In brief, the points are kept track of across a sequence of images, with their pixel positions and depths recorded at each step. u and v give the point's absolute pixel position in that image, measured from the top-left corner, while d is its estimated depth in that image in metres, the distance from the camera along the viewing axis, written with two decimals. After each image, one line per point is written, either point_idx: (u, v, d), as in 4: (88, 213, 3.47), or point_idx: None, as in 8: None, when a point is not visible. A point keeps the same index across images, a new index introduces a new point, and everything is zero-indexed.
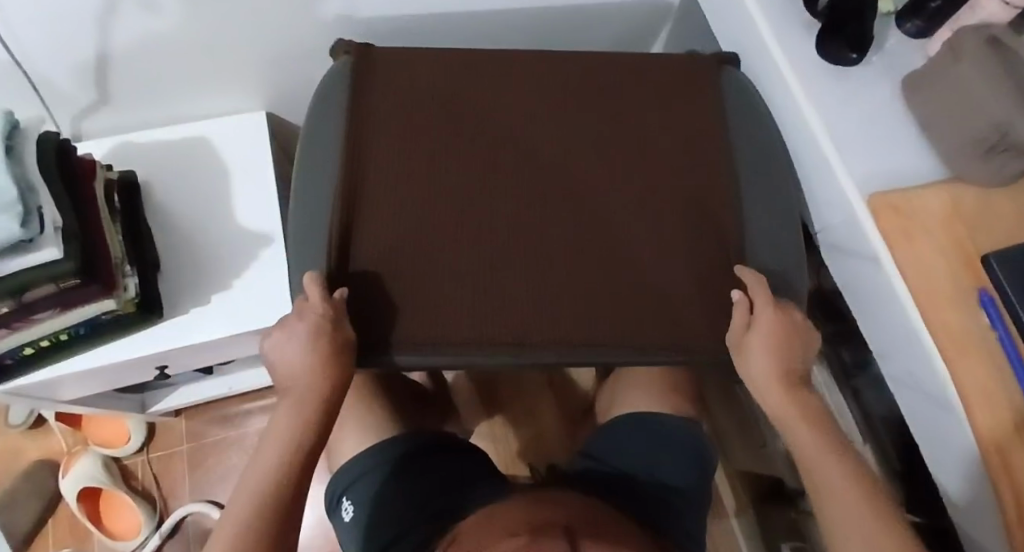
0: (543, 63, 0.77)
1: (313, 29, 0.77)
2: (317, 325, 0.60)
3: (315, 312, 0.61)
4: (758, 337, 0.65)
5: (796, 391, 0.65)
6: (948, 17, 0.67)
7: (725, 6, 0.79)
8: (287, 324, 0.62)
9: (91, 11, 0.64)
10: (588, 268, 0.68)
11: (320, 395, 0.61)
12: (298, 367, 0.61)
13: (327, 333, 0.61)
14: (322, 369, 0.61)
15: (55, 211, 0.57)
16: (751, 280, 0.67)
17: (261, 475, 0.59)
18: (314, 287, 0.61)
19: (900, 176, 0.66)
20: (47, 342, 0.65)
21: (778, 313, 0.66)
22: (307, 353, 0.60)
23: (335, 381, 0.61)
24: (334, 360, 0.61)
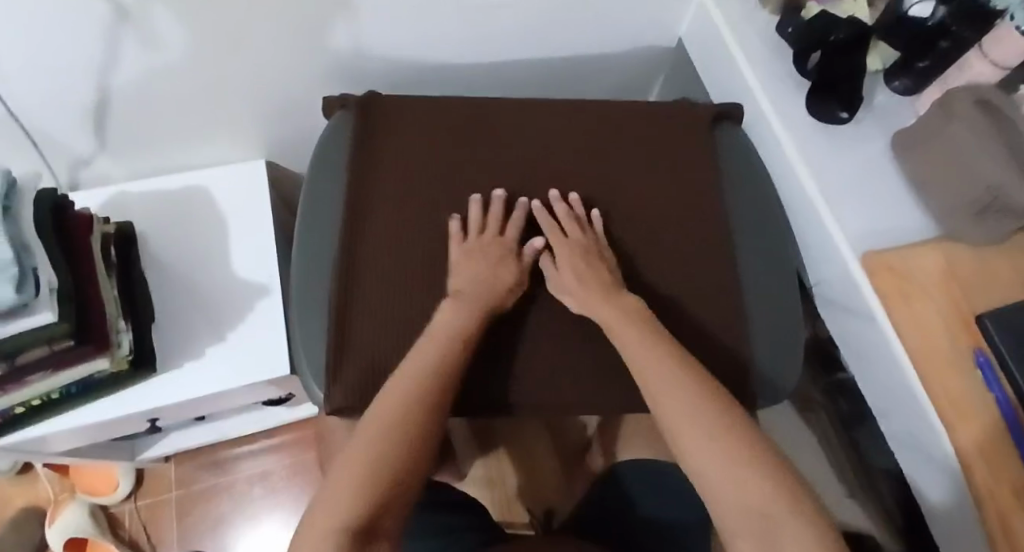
0: (543, 111, 0.77)
1: (313, 78, 0.78)
2: (504, 256, 0.66)
3: (490, 242, 0.67)
4: (566, 252, 0.66)
5: (623, 297, 0.63)
6: (938, 74, 0.69)
7: (719, 60, 0.81)
8: (477, 241, 0.67)
9: (90, 64, 0.64)
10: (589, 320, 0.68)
11: (476, 314, 0.62)
12: (471, 275, 0.64)
13: (504, 268, 0.66)
14: (502, 274, 0.65)
15: (50, 272, 0.57)
16: (544, 218, 0.69)
17: (400, 397, 0.55)
18: (495, 208, 0.69)
19: (893, 235, 0.67)
20: (38, 401, 0.64)
21: (573, 237, 0.67)
22: (483, 266, 0.65)
23: (506, 292, 0.65)
24: (499, 293, 0.64)
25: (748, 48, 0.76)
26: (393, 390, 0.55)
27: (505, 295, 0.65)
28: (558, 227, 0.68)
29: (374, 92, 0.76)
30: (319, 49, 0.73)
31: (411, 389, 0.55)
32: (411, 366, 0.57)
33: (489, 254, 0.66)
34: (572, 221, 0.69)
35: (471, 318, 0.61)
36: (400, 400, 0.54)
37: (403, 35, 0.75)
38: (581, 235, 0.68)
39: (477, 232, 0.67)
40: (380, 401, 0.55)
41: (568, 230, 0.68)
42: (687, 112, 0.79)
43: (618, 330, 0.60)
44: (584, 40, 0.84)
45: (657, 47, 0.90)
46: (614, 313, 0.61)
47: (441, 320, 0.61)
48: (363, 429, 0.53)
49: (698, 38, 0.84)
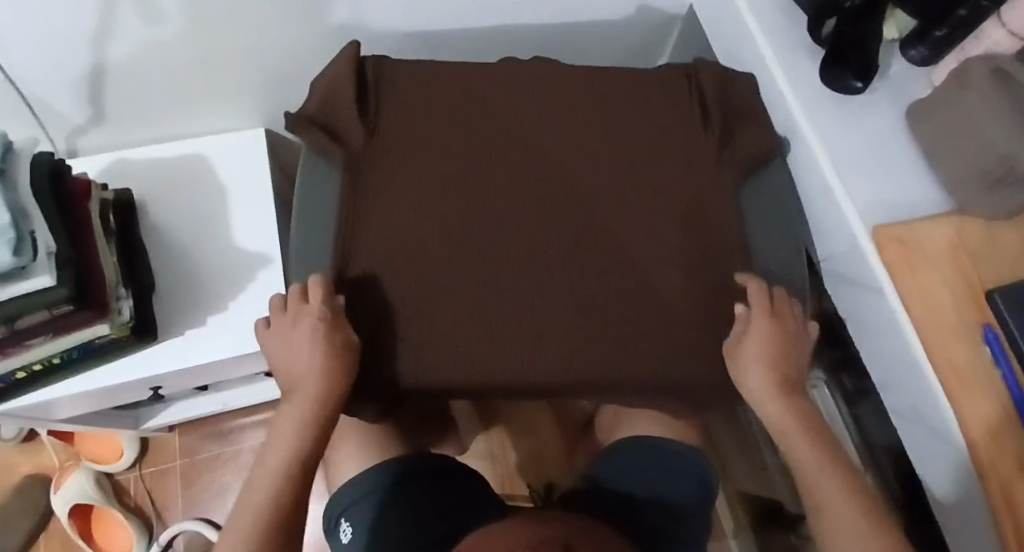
0: (553, 71, 0.74)
1: (315, 44, 0.77)
2: (308, 336, 0.61)
3: (306, 321, 0.61)
4: (757, 341, 0.64)
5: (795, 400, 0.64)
6: (953, 44, 0.67)
7: (730, 28, 0.79)
8: (283, 327, 0.62)
9: (87, 30, 0.63)
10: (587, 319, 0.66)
11: (316, 413, 0.60)
12: (298, 368, 0.61)
13: (303, 353, 0.61)
14: (320, 363, 0.60)
15: (48, 235, 0.57)
16: (756, 295, 0.66)
17: (269, 478, 0.59)
18: (319, 288, 0.62)
19: (906, 210, 0.66)
20: (40, 366, 0.64)
21: (778, 328, 0.65)
22: (306, 353, 0.60)
23: (339, 382, 0.60)
24: (323, 384, 0.60)
25: (759, 16, 0.74)
26: (232, 529, 0.57)
27: (337, 384, 0.60)
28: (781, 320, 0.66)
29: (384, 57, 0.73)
30: (322, 14, 0.72)
31: (251, 527, 0.57)
32: (253, 495, 0.58)
33: (302, 333, 0.61)
34: (792, 326, 0.66)
35: (311, 420, 0.60)
36: (235, 545, 0.56)
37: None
38: (791, 329, 0.65)
39: (299, 310, 0.62)
40: (223, 541, 0.57)
41: (783, 324, 0.65)
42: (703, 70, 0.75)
43: (780, 428, 0.64)
44: (592, 6, 0.83)
45: (667, 14, 0.88)
46: (788, 421, 0.63)
47: (282, 432, 0.60)
48: None
49: (708, 6, 0.82)
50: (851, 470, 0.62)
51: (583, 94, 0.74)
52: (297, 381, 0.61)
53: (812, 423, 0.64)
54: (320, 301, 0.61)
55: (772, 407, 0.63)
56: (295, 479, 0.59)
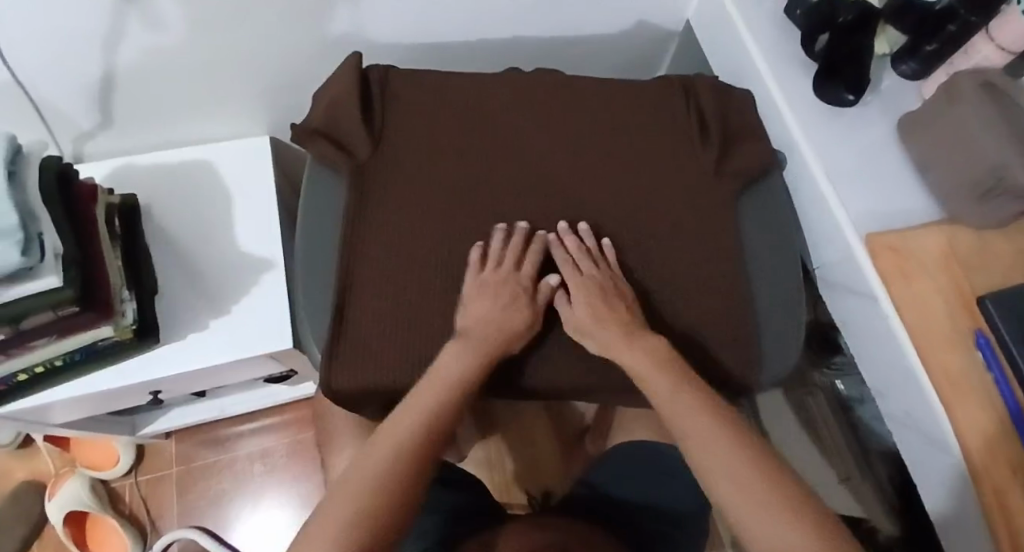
0: (553, 82, 0.76)
1: (320, 54, 0.78)
2: (517, 295, 0.63)
3: (516, 282, 0.64)
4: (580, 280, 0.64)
5: (646, 336, 0.61)
6: (942, 59, 0.69)
7: (727, 42, 0.81)
8: (494, 275, 0.63)
9: (98, 37, 0.64)
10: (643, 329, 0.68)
11: (476, 366, 0.59)
12: (489, 319, 0.61)
13: (518, 308, 0.63)
14: (517, 323, 0.62)
15: (55, 237, 0.57)
16: (561, 254, 0.66)
17: (421, 411, 0.56)
18: (497, 236, 0.65)
19: (898, 220, 0.67)
20: (41, 368, 0.64)
21: (590, 278, 0.64)
22: (499, 306, 0.62)
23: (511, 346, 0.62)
24: (504, 336, 0.62)
25: (756, 31, 0.76)
26: (377, 452, 0.53)
27: (512, 338, 0.62)
28: (577, 263, 0.65)
29: (391, 67, 0.74)
30: (328, 23, 0.73)
31: (398, 450, 0.54)
32: (401, 422, 0.56)
33: (500, 290, 0.63)
34: (585, 257, 0.65)
35: (470, 368, 0.59)
36: (384, 463, 0.53)
37: (413, 10, 0.75)
38: (597, 271, 0.65)
39: (489, 258, 0.64)
40: (359, 463, 0.53)
41: (585, 268, 0.65)
42: (700, 84, 0.77)
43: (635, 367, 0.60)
44: (593, 19, 0.84)
45: (665, 29, 0.90)
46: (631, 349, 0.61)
47: (444, 370, 0.59)
48: (330, 501, 0.51)
49: (705, 20, 0.84)
50: (722, 410, 0.56)
51: (584, 105, 0.75)
52: (472, 328, 0.61)
53: (671, 364, 0.60)
54: (534, 267, 0.65)
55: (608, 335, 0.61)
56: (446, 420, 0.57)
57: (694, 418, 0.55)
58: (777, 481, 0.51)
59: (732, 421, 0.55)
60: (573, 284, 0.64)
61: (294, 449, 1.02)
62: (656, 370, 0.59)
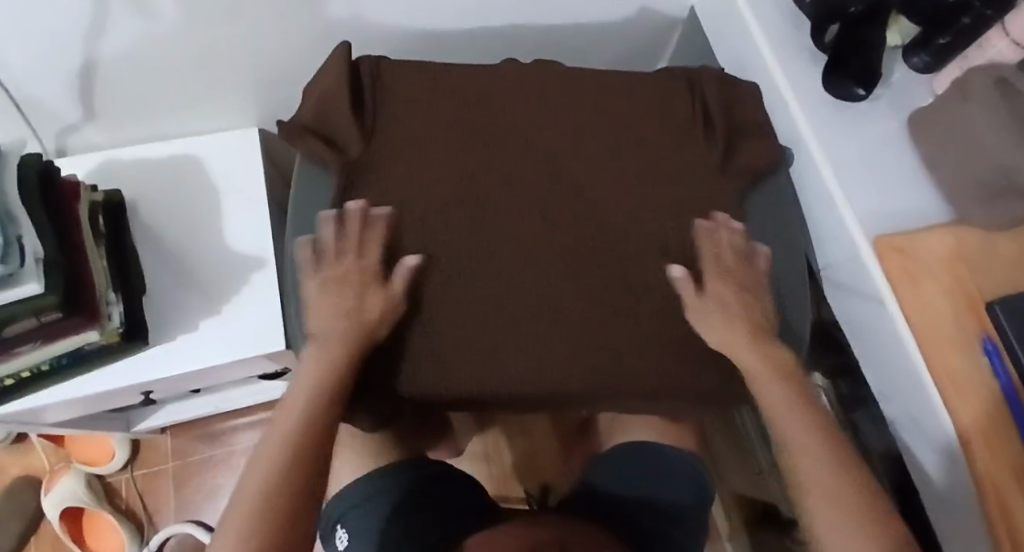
0: (552, 74, 0.73)
1: (311, 44, 0.76)
2: (364, 281, 0.61)
3: (365, 267, 0.62)
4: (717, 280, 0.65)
5: (767, 342, 0.63)
6: (957, 52, 0.66)
7: (731, 32, 0.78)
8: (341, 268, 0.62)
9: (75, 29, 0.62)
10: (556, 315, 0.64)
11: (347, 359, 0.59)
12: (331, 311, 0.61)
13: (374, 295, 0.61)
14: (371, 307, 0.61)
15: (35, 239, 0.55)
16: (707, 243, 0.67)
17: (292, 418, 0.57)
18: (384, 219, 0.64)
19: (906, 219, 0.65)
20: (28, 373, 0.63)
21: (722, 274, 0.65)
22: (328, 296, 0.61)
23: (377, 329, 0.61)
24: (365, 323, 0.60)
25: (761, 21, 0.74)
26: (257, 470, 0.55)
27: (375, 324, 0.61)
28: (718, 259, 0.66)
29: (384, 58, 0.72)
30: (317, 13, 0.71)
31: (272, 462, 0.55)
32: (272, 437, 0.57)
33: (346, 282, 0.61)
34: (731, 254, 0.66)
35: (338, 363, 0.59)
36: (261, 479, 0.54)
37: (406, 0, 0.73)
38: (739, 269, 0.66)
39: (343, 249, 0.63)
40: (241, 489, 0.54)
41: (724, 262, 0.66)
42: (704, 77, 0.75)
43: (758, 376, 0.62)
44: (593, 7, 0.82)
45: (667, 17, 0.87)
46: (743, 349, 0.63)
47: (309, 374, 0.59)
48: (222, 533, 0.52)
49: (709, 9, 0.81)
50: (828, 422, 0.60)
51: (583, 97, 0.73)
52: (324, 321, 0.60)
53: (783, 368, 0.62)
54: (378, 248, 0.63)
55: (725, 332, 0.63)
56: (317, 421, 0.57)
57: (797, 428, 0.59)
58: (861, 494, 0.55)
59: (832, 434, 0.59)
60: (707, 279, 0.65)
61: None
62: (769, 374, 0.62)
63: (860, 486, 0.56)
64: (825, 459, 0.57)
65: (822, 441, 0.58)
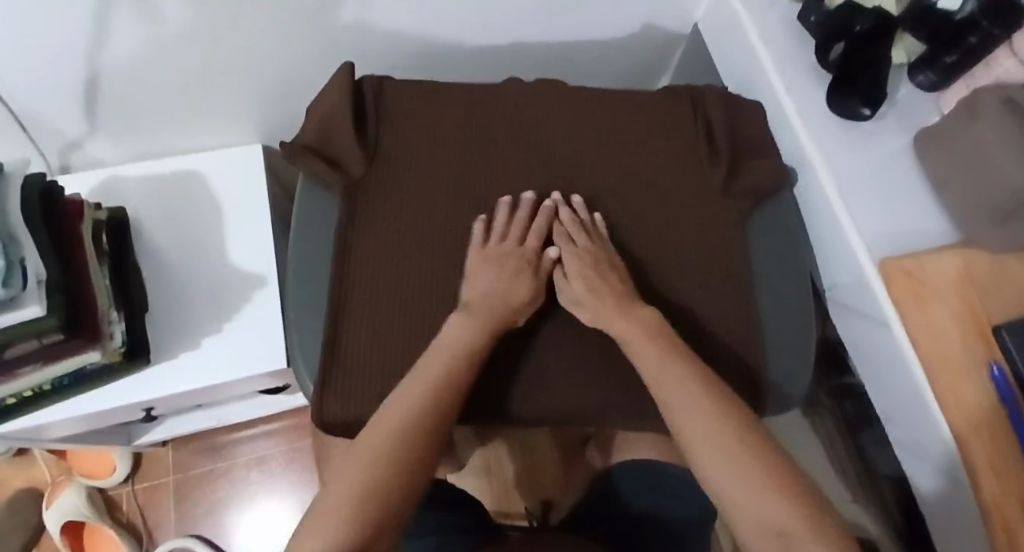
0: (558, 93, 0.73)
1: (314, 60, 0.76)
2: (521, 268, 0.62)
3: (514, 254, 0.63)
4: (581, 246, 0.64)
5: (637, 307, 0.61)
6: (962, 72, 0.66)
7: (735, 49, 0.78)
8: (497, 248, 0.63)
9: (79, 46, 0.62)
10: (613, 337, 0.64)
11: (485, 331, 0.58)
12: (492, 288, 0.60)
13: (522, 280, 0.62)
14: (524, 292, 0.61)
15: (37, 260, 0.56)
16: (558, 229, 0.65)
17: (432, 372, 0.55)
18: (502, 212, 0.65)
19: (913, 241, 0.64)
20: (29, 392, 0.63)
21: (584, 247, 0.64)
22: (499, 275, 0.61)
23: (518, 312, 0.61)
24: (508, 300, 0.60)
25: (765, 39, 0.73)
26: (386, 415, 0.52)
27: (517, 305, 0.61)
28: (573, 238, 0.64)
29: (386, 77, 0.72)
30: (321, 30, 0.71)
31: (415, 412, 0.52)
32: (409, 388, 0.54)
33: (505, 265, 0.62)
34: (577, 229, 0.65)
35: (478, 332, 0.58)
36: (393, 425, 0.51)
37: (409, 17, 0.73)
38: (584, 241, 0.64)
39: (489, 234, 0.64)
40: (369, 430, 0.51)
41: (579, 241, 0.64)
42: (710, 96, 0.75)
43: (632, 340, 0.58)
44: (596, 23, 0.81)
45: (671, 33, 0.87)
46: (626, 315, 0.60)
47: (454, 334, 0.57)
48: (344, 468, 0.49)
49: (713, 25, 0.81)
50: (714, 381, 0.55)
51: (587, 116, 0.73)
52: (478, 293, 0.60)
53: (662, 336, 0.58)
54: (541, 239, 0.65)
55: (590, 293, 0.61)
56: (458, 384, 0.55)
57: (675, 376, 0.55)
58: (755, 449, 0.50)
59: (720, 394, 0.54)
60: (567, 261, 0.63)
61: (292, 457, 1.02)
62: (645, 340, 0.58)
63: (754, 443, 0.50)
64: (708, 421, 0.51)
65: (709, 398, 0.53)
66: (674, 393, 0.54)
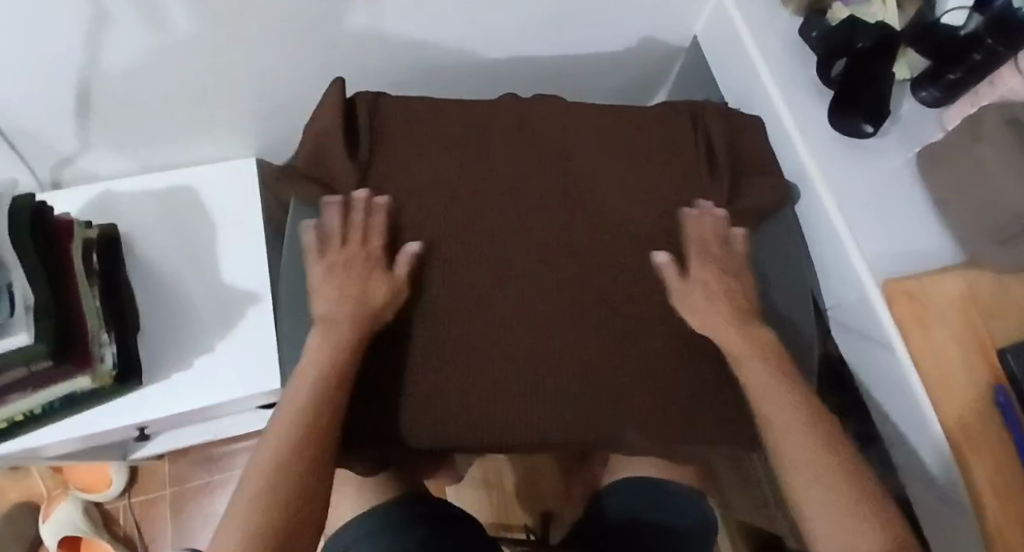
0: (558, 109, 0.72)
1: (310, 75, 0.75)
2: (366, 270, 0.61)
3: (357, 254, 0.62)
4: (704, 259, 0.65)
5: (754, 326, 0.62)
6: (966, 88, 0.65)
7: (736, 64, 0.77)
8: (346, 256, 0.61)
9: (70, 63, 0.62)
10: (529, 345, 0.63)
11: (349, 339, 0.57)
12: (337, 298, 0.59)
13: (377, 277, 0.61)
14: (384, 288, 0.60)
15: (26, 285, 0.56)
16: (694, 234, 0.66)
17: (303, 393, 0.55)
18: (355, 210, 0.63)
19: (917, 262, 0.63)
20: (20, 416, 0.62)
21: (711, 259, 0.65)
22: (341, 280, 0.60)
23: (379, 310, 0.60)
24: (370, 303, 0.59)
25: (766, 54, 0.72)
26: (263, 453, 0.52)
27: (380, 305, 0.60)
28: (703, 247, 0.66)
29: (382, 93, 0.71)
30: (317, 45, 0.70)
31: (288, 438, 0.52)
32: (282, 416, 0.53)
33: (348, 268, 0.61)
34: (715, 239, 0.66)
35: (342, 343, 0.57)
36: (272, 460, 0.51)
37: (405, 32, 0.72)
38: (717, 252, 0.66)
39: (359, 236, 0.62)
40: (248, 472, 0.51)
41: (711, 251, 0.66)
42: (711, 112, 0.74)
43: (737, 353, 0.60)
44: (595, 36, 0.81)
45: (670, 46, 0.87)
46: (739, 334, 0.61)
47: (319, 352, 0.57)
48: (230, 513, 0.49)
49: (714, 39, 0.80)
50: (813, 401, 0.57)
51: (586, 133, 0.72)
52: (325, 302, 0.59)
53: (768, 352, 0.60)
54: (382, 235, 0.63)
55: (705, 310, 0.63)
56: (330, 398, 0.55)
57: (777, 396, 0.57)
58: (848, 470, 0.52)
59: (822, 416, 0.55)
60: (692, 265, 0.65)
61: None
62: (751, 353, 0.60)
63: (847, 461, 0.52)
64: (810, 437, 0.53)
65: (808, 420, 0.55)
66: (773, 412, 0.56)
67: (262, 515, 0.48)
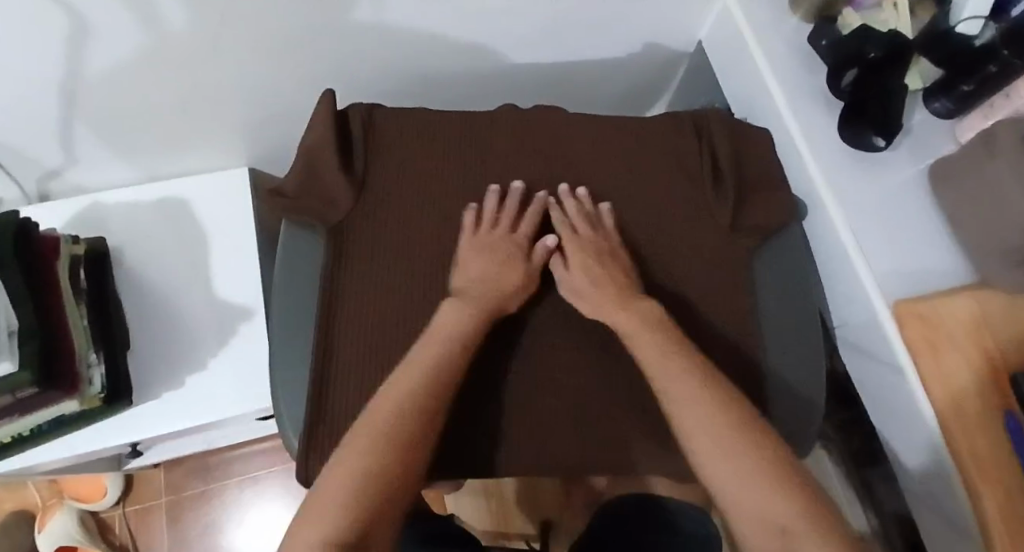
0: (559, 120, 0.70)
1: (303, 84, 0.73)
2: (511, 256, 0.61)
3: (508, 240, 0.62)
4: (591, 238, 0.62)
5: (642, 303, 0.58)
6: (979, 102, 0.62)
7: (741, 72, 0.75)
8: (487, 237, 0.61)
9: (53, 77, 0.60)
10: (609, 363, 0.62)
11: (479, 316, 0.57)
12: (483, 279, 0.59)
13: (513, 266, 0.61)
14: (515, 277, 0.60)
15: (8, 311, 0.55)
16: (558, 219, 0.64)
17: (433, 354, 0.54)
18: (491, 197, 0.64)
19: (928, 282, 0.61)
20: (8, 436, 0.61)
21: (591, 240, 0.62)
22: (487, 263, 0.60)
23: (504, 306, 0.59)
24: (497, 287, 0.59)
25: (773, 63, 0.70)
26: (384, 398, 0.50)
27: (507, 293, 0.60)
28: (576, 229, 0.63)
29: (376, 104, 0.69)
30: (309, 55, 0.68)
31: (409, 393, 0.51)
32: (408, 370, 0.52)
33: (491, 252, 0.61)
34: (582, 220, 0.63)
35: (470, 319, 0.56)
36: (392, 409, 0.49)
37: (400, 41, 0.70)
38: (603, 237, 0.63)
39: (485, 221, 0.63)
40: (370, 413, 0.50)
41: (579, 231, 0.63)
42: (717, 124, 0.72)
43: (629, 330, 0.57)
44: (596, 43, 0.78)
45: (674, 51, 0.84)
46: (641, 306, 0.58)
47: (446, 322, 0.56)
48: (342, 453, 0.47)
49: (720, 45, 0.78)
50: (707, 368, 0.53)
51: (587, 145, 0.70)
52: (472, 283, 0.59)
53: (659, 326, 0.56)
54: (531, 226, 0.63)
55: (601, 289, 0.59)
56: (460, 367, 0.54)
57: (674, 368, 0.52)
58: (760, 442, 0.47)
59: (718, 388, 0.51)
60: (569, 248, 0.62)
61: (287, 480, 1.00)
62: (644, 330, 0.56)
63: (756, 430, 0.48)
64: (700, 405, 0.49)
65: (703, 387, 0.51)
66: (672, 381, 0.51)
67: (379, 461, 0.46)
